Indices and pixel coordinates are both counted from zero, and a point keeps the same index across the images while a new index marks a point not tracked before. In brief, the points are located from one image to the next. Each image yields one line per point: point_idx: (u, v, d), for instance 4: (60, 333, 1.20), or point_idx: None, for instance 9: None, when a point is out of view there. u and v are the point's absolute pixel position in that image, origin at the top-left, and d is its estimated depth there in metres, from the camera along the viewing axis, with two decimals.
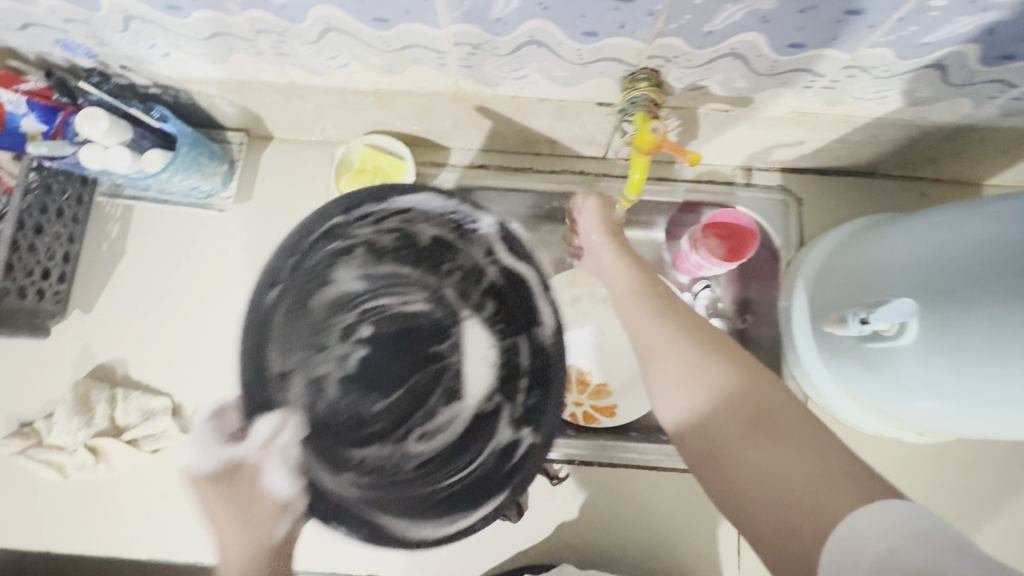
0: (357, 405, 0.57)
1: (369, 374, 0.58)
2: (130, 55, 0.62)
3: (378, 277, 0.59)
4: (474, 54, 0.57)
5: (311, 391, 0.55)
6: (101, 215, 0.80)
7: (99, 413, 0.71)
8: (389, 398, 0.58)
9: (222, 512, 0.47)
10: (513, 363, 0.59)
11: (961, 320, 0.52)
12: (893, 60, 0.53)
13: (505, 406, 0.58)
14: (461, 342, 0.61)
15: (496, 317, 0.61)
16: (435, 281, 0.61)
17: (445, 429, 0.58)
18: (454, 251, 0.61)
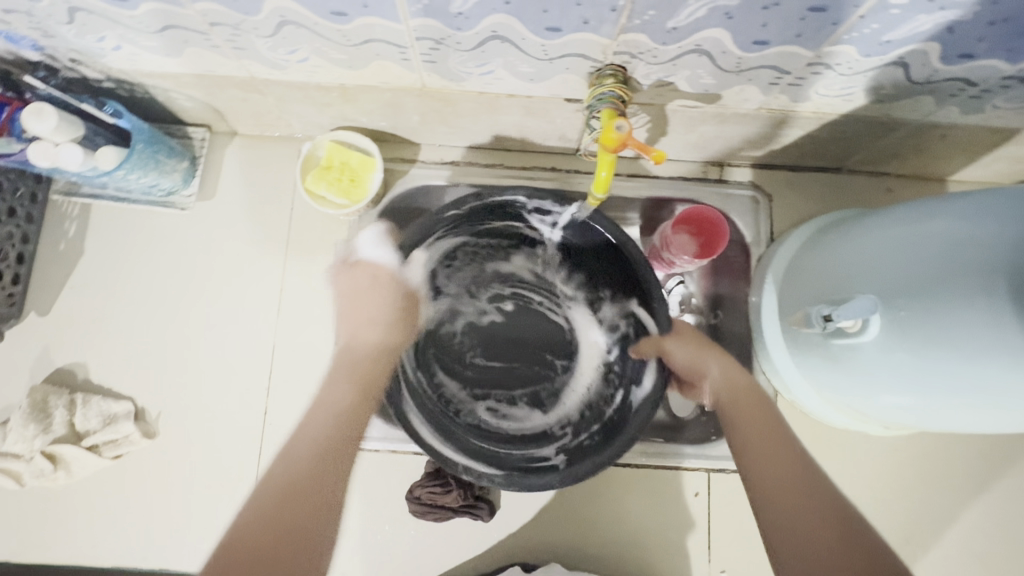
0: (461, 347, 0.76)
1: (489, 339, 0.76)
2: (79, 48, 0.59)
3: (544, 281, 0.77)
4: (438, 49, 0.56)
5: (449, 312, 0.76)
6: (57, 214, 0.77)
7: (57, 420, 0.69)
8: (491, 363, 0.76)
9: (390, 296, 0.66)
10: (599, 410, 0.72)
11: (924, 317, 0.52)
12: (856, 58, 0.53)
13: (565, 436, 0.71)
14: (568, 362, 0.76)
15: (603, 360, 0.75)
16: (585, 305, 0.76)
17: (512, 416, 0.74)
18: (614, 289, 0.73)
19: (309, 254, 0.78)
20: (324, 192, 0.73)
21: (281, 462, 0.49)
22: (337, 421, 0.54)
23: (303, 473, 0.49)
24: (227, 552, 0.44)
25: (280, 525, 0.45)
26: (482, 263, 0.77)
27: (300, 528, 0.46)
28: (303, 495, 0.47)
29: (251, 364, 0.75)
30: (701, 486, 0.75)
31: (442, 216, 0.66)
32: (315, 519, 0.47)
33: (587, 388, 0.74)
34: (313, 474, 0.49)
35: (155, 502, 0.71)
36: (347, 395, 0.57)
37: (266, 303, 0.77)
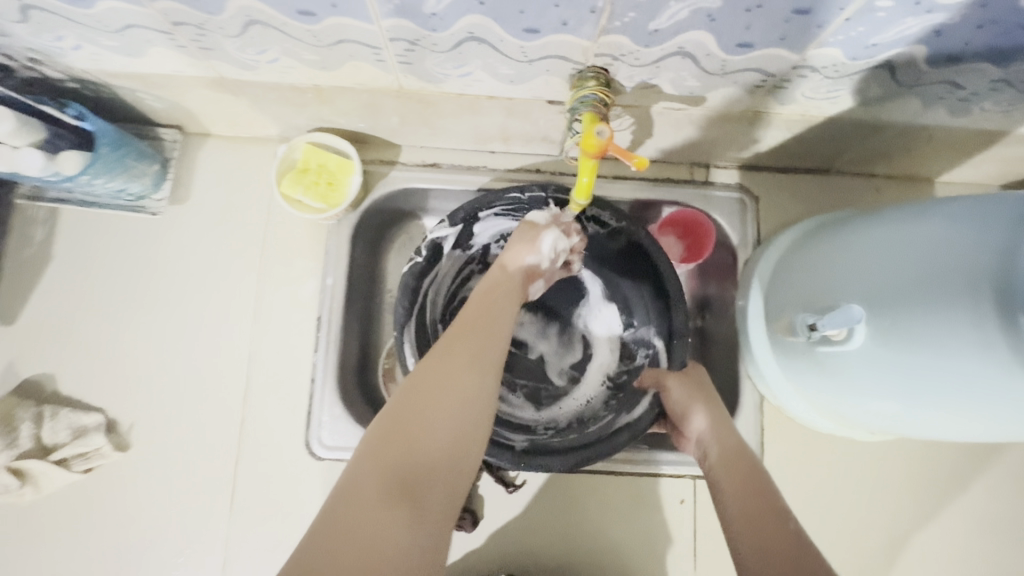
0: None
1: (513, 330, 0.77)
2: (37, 47, 0.56)
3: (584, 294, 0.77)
4: (413, 50, 0.54)
5: None
6: (22, 219, 0.74)
7: (24, 434, 0.67)
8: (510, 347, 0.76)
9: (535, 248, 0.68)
10: (584, 423, 0.72)
11: (908, 324, 0.52)
12: (842, 61, 0.52)
13: (542, 432, 0.71)
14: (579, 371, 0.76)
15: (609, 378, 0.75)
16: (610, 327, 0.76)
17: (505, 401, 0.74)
18: (643, 320, 0.74)
19: (287, 259, 0.76)
20: (301, 196, 0.72)
21: (444, 350, 0.54)
22: (489, 323, 0.58)
23: (466, 355, 0.54)
24: (397, 414, 0.49)
25: (452, 398, 0.51)
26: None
27: (470, 401, 0.52)
28: (481, 365, 0.54)
29: (228, 373, 0.73)
30: (687, 492, 0.74)
31: (507, 194, 0.68)
32: (476, 389, 0.52)
33: (586, 398, 0.75)
34: (470, 352, 0.54)
35: (129, 516, 0.69)
36: (486, 297, 0.61)
37: (243, 310, 0.75)
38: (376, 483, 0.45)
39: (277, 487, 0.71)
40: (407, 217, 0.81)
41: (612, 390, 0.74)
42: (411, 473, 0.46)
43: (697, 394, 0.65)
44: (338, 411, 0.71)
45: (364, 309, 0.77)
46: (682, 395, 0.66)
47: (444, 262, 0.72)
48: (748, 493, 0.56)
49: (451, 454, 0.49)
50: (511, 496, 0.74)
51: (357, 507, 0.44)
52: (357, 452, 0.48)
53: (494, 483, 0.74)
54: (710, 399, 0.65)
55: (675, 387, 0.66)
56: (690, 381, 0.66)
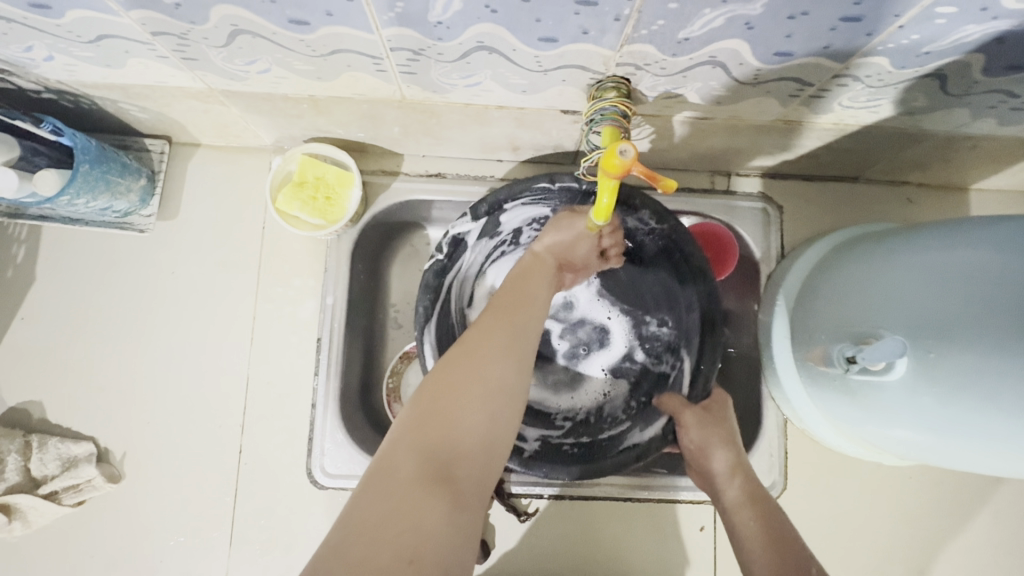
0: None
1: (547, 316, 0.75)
2: (5, 59, 0.52)
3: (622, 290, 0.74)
4: (416, 60, 0.49)
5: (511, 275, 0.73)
6: (3, 237, 0.70)
7: (10, 466, 0.64)
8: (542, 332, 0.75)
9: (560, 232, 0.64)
10: (598, 425, 0.70)
11: (952, 361, 0.47)
12: (888, 70, 0.47)
13: (554, 431, 0.70)
14: (606, 365, 0.74)
15: (633, 374, 0.73)
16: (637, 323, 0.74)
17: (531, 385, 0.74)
18: (670, 325, 0.70)
19: (285, 277, 0.72)
20: (298, 212, 0.67)
21: (478, 332, 0.51)
22: (524, 307, 0.55)
23: (501, 337, 0.51)
24: (433, 394, 0.46)
25: (488, 380, 0.47)
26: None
27: (506, 387, 0.48)
28: (518, 350, 0.51)
29: (224, 398, 0.69)
30: (707, 519, 0.71)
31: (534, 184, 0.62)
32: (513, 373, 0.49)
33: (602, 393, 0.73)
34: (507, 337, 0.51)
35: (126, 548, 0.66)
36: (519, 282, 0.59)
37: (239, 332, 0.71)
38: (413, 466, 0.42)
39: (278, 517, 0.68)
40: (410, 229, 0.77)
41: (634, 390, 0.72)
42: (449, 458, 0.43)
43: (713, 432, 0.62)
44: (340, 439, 0.68)
45: (366, 329, 0.73)
46: (696, 433, 0.62)
47: (469, 255, 0.68)
48: (771, 542, 0.53)
49: (488, 442, 0.46)
50: (523, 523, 0.71)
51: (394, 486, 0.41)
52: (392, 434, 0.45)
53: (505, 511, 0.70)
54: (725, 437, 0.61)
55: (690, 423, 0.63)
56: (705, 418, 0.63)
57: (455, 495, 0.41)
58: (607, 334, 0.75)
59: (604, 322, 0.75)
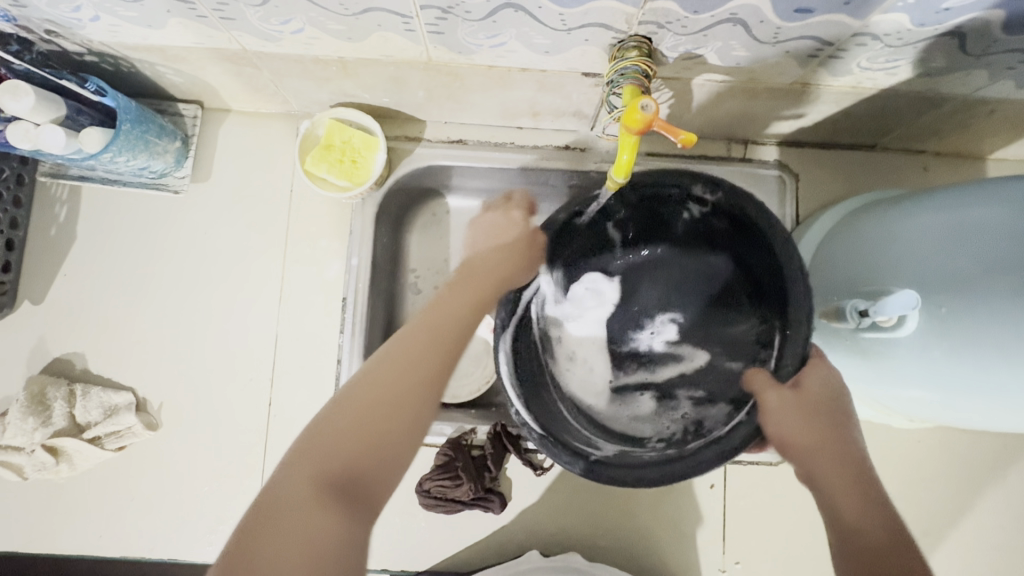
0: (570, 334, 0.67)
1: (625, 333, 0.68)
2: (53, 19, 0.54)
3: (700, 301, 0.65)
4: (445, 18, 0.51)
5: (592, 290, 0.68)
6: (46, 197, 0.73)
7: (57, 412, 0.68)
8: (620, 355, 0.68)
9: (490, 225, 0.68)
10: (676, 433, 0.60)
11: (965, 316, 0.49)
12: (907, 28, 0.48)
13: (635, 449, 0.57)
14: (669, 376, 0.66)
15: (710, 385, 0.63)
16: (696, 329, 0.66)
17: (604, 414, 0.63)
18: (756, 315, 0.60)
19: (312, 238, 0.74)
20: (325, 174, 0.70)
21: (397, 357, 0.49)
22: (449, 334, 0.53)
23: (413, 368, 0.49)
24: (343, 411, 0.46)
25: (399, 409, 0.47)
26: (631, 245, 0.66)
27: (408, 419, 0.47)
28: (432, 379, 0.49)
29: (255, 354, 0.73)
30: (716, 478, 0.73)
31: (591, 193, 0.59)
32: (420, 409, 0.48)
33: (692, 415, 0.62)
34: (423, 368, 0.49)
35: (164, 492, 0.70)
36: (451, 305, 0.56)
37: (269, 291, 0.74)
38: (298, 492, 0.41)
39: None
40: (430, 195, 0.79)
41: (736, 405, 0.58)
42: (341, 489, 0.42)
43: (799, 419, 0.53)
44: None
45: (388, 290, 0.76)
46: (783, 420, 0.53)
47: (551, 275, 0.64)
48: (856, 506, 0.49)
49: (384, 468, 0.45)
50: (539, 479, 0.73)
51: (285, 504, 0.41)
52: (287, 455, 0.44)
53: (521, 466, 0.73)
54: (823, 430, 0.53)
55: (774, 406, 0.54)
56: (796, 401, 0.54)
57: (345, 515, 0.41)
58: (664, 345, 0.67)
59: (658, 337, 0.67)
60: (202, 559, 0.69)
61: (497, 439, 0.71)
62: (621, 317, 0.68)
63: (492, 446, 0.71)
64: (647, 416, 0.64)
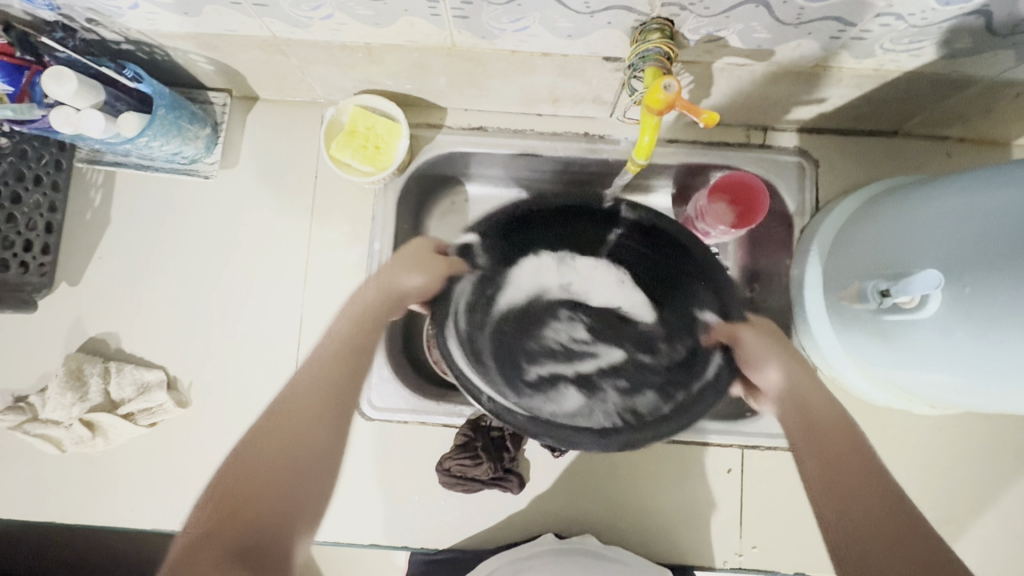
0: (491, 322, 0.64)
1: (526, 329, 0.66)
2: (96, 7, 0.56)
3: (596, 307, 0.68)
4: (470, 2, 0.52)
5: (488, 294, 0.65)
6: (82, 182, 0.76)
7: (93, 388, 0.70)
8: (534, 355, 0.64)
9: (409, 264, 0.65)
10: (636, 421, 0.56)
11: (987, 296, 0.49)
12: (932, 7, 0.48)
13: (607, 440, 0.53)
14: (583, 369, 0.64)
15: (630, 376, 0.62)
16: (595, 331, 0.67)
17: (535, 403, 0.58)
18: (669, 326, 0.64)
19: (336, 222, 0.76)
20: (349, 160, 0.71)
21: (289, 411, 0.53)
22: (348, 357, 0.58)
23: (307, 408, 0.53)
24: (235, 477, 0.49)
25: (292, 458, 0.51)
26: (528, 241, 0.66)
27: (307, 459, 0.51)
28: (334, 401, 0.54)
29: (280, 335, 0.75)
30: (734, 463, 0.74)
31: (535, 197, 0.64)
32: (327, 442, 0.52)
33: (621, 402, 0.60)
34: (323, 397, 0.54)
35: (192, 467, 0.72)
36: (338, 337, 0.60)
37: (294, 274, 0.76)
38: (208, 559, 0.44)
39: None
40: (451, 182, 0.81)
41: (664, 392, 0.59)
42: (250, 551, 0.45)
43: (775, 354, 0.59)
44: (386, 373, 0.74)
45: None
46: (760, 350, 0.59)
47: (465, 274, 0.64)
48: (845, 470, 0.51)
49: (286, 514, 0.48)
50: (556, 461, 0.74)
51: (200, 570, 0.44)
52: (196, 527, 0.47)
53: (539, 448, 0.74)
54: (800, 372, 0.58)
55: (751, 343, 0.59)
56: (768, 339, 0.60)
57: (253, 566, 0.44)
58: (577, 343, 0.66)
59: (565, 336, 0.67)
60: None
61: None
62: (524, 318, 0.67)
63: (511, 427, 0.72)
64: (572, 407, 0.59)
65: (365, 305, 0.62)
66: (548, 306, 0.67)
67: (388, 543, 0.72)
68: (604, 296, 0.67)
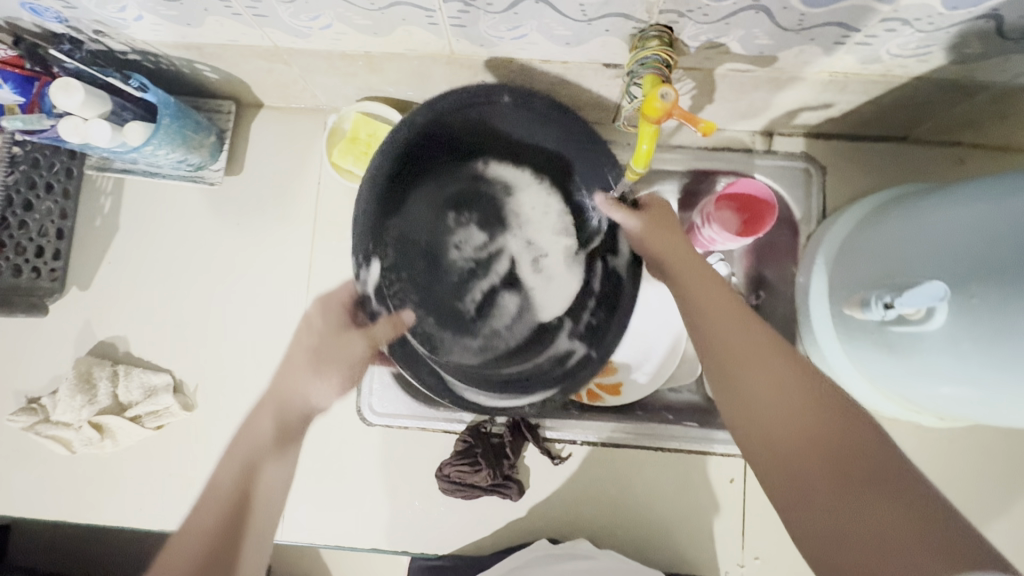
0: (410, 278, 0.66)
1: (430, 263, 0.67)
2: (101, 19, 0.58)
3: (481, 216, 0.69)
4: (467, 11, 0.52)
5: (394, 273, 0.64)
6: (92, 188, 0.77)
7: (101, 391, 0.72)
8: (459, 282, 0.68)
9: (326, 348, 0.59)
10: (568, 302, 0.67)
11: (994, 309, 0.47)
12: (939, 12, 0.47)
13: (548, 325, 0.67)
14: (503, 270, 0.69)
15: (539, 253, 0.69)
16: (488, 228, 0.69)
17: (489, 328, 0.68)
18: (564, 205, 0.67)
19: (338, 228, 0.77)
20: (351, 166, 0.72)
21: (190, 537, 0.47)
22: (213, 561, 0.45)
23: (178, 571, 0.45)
24: None
25: None
26: (400, 192, 0.64)
27: None
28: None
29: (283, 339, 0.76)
30: (736, 472, 0.73)
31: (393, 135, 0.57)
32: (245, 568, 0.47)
33: (549, 290, 0.68)
34: (201, 547, 0.46)
35: (197, 468, 0.74)
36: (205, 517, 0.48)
37: (297, 280, 0.77)
38: None
39: (334, 447, 0.74)
40: None
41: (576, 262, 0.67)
42: None
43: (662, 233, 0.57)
44: (388, 379, 0.74)
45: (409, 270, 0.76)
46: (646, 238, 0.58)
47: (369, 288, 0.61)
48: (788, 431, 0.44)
49: None
50: (557, 468, 0.74)
51: None
52: None
53: (540, 455, 0.74)
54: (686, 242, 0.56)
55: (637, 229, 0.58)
56: (655, 219, 0.58)
57: None
58: (480, 249, 0.69)
59: (468, 244, 0.69)
60: None
61: (516, 427, 0.72)
62: (426, 253, 0.67)
63: (511, 434, 0.72)
64: (517, 308, 0.68)
65: (256, 439, 0.53)
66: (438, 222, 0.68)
67: (389, 547, 0.73)
68: (479, 188, 0.69)
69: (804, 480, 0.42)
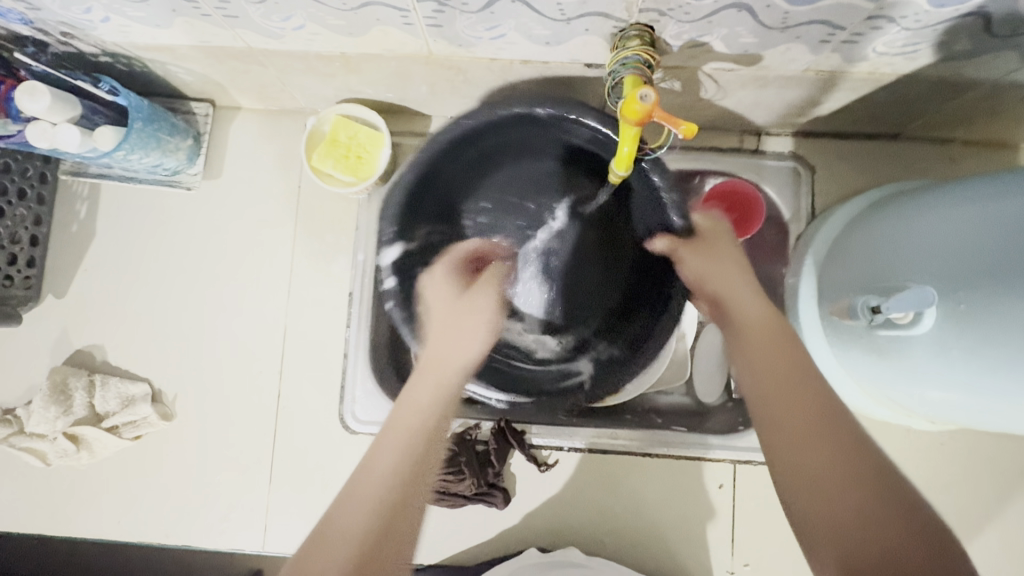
0: (518, 213, 0.71)
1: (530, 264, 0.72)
2: (67, 20, 0.56)
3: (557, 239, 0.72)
4: (442, 11, 0.50)
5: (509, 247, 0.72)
6: (68, 194, 0.75)
7: (77, 401, 0.70)
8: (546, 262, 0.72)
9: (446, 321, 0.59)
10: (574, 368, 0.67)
11: (983, 314, 0.46)
12: (925, 9, 0.46)
13: (591, 347, 0.68)
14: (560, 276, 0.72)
15: (587, 296, 0.70)
16: (609, 229, 0.69)
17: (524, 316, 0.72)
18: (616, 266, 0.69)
19: (320, 233, 0.76)
20: (330, 170, 0.70)
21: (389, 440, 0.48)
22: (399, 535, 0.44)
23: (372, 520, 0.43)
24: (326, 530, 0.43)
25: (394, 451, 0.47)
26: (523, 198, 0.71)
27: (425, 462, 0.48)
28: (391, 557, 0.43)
29: (265, 345, 0.74)
30: (725, 478, 0.72)
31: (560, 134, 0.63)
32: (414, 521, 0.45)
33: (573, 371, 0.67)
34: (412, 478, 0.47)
35: (178, 480, 0.72)
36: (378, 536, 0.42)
37: (278, 285, 0.75)
38: (355, 539, 0.42)
39: (316, 456, 0.72)
40: None
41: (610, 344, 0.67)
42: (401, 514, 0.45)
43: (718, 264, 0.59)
44: (370, 386, 0.72)
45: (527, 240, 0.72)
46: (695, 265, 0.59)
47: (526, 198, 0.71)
48: (811, 438, 0.43)
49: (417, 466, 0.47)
50: (543, 475, 0.73)
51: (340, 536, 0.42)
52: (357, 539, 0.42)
53: (525, 462, 0.73)
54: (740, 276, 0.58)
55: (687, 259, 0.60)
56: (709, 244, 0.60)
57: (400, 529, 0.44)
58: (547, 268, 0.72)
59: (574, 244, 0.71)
60: (216, 546, 0.71)
61: (501, 435, 0.71)
62: (513, 165, 0.69)
63: (495, 441, 0.71)
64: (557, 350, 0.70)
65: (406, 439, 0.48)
66: (572, 159, 0.67)
67: None
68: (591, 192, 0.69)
69: (804, 463, 0.42)
